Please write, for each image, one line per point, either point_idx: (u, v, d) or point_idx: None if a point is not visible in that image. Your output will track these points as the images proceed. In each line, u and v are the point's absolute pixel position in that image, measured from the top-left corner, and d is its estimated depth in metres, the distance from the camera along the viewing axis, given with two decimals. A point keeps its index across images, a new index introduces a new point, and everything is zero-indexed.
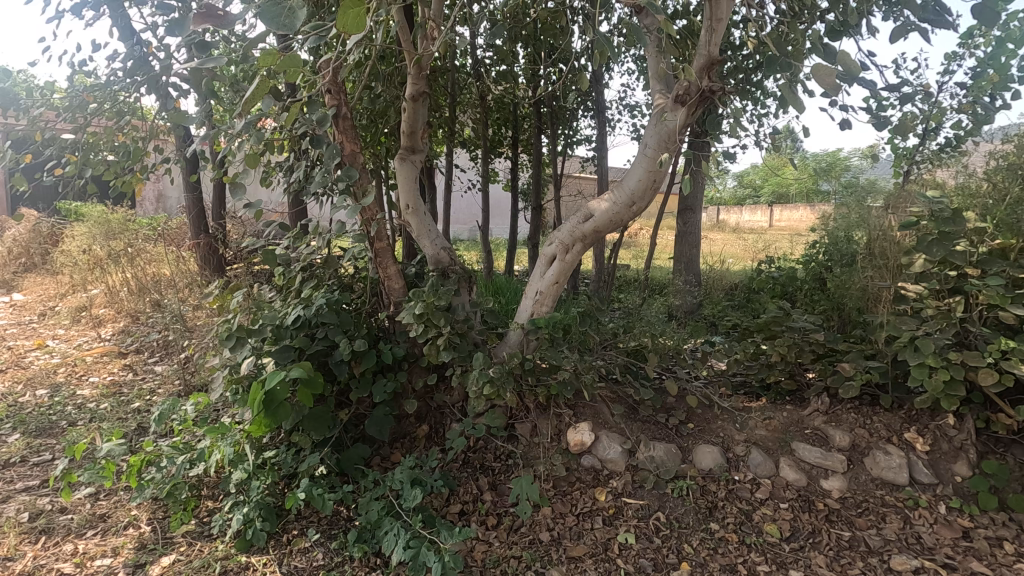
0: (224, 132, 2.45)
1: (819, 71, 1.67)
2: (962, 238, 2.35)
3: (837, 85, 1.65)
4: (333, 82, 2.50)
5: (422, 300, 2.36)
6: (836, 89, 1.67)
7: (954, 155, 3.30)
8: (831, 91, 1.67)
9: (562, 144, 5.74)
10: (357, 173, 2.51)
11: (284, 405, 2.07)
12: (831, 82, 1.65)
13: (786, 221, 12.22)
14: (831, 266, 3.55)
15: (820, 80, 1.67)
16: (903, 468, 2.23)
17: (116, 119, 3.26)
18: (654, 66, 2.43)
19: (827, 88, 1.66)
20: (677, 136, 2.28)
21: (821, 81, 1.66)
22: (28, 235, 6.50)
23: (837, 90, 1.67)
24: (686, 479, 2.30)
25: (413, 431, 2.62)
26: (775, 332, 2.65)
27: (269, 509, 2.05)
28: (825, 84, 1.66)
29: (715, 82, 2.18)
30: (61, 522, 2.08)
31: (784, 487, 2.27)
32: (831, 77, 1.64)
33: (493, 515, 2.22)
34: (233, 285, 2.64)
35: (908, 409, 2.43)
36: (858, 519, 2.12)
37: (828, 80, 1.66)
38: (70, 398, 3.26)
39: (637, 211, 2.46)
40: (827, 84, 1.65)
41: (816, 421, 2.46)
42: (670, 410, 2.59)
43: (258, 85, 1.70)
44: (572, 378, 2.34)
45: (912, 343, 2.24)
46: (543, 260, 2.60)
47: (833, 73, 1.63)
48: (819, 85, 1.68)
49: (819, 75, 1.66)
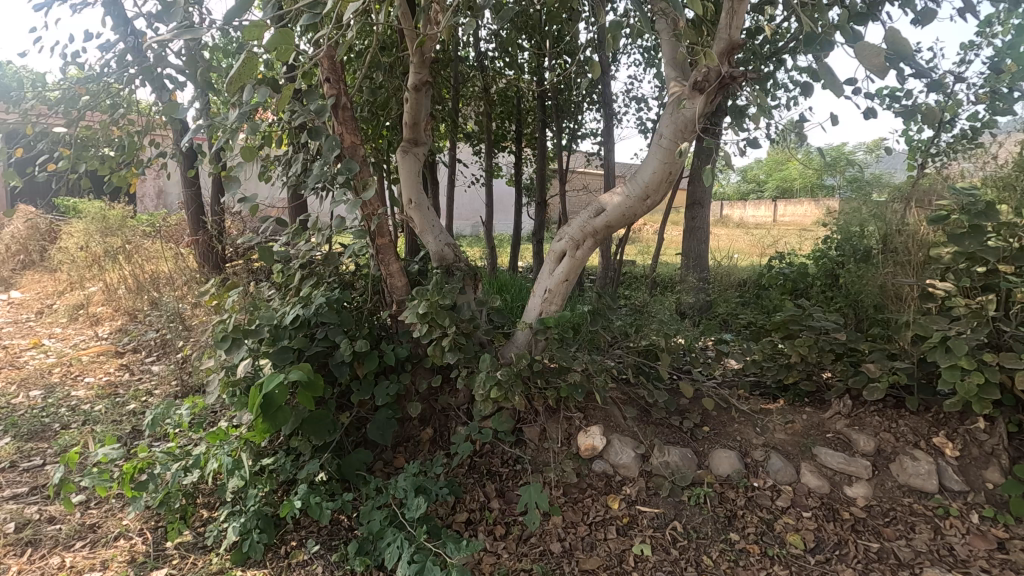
0: (221, 124, 2.37)
1: (864, 51, 1.50)
2: (992, 233, 2.24)
3: (884, 67, 1.48)
4: (333, 70, 2.40)
5: (426, 299, 2.25)
6: (882, 72, 1.50)
7: (970, 147, 3.20)
8: (876, 74, 1.51)
9: (566, 138, 5.62)
10: (358, 166, 2.39)
11: (282, 409, 1.98)
12: (878, 63, 1.48)
13: (791, 216, 12.12)
14: (847, 262, 3.45)
15: (863, 61, 1.51)
16: (932, 475, 2.11)
17: (111, 114, 3.17)
18: (671, 51, 2.30)
19: (872, 70, 1.50)
20: (695, 125, 2.14)
21: (866, 62, 1.49)
22: (26, 232, 6.39)
23: (884, 72, 1.50)
24: (702, 486, 2.19)
25: (418, 435, 2.51)
26: (794, 331, 2.53)
27: (267, 520, 1.94)
28: (870, 65, 1.50)
29: (736, 68, 1.99)
30: (48, 533, 1.98)
31: (807, 495, 2.16)
32: (878, 58, 1.48)
33: (501, 524, 2.12)
34: (230, 283, 2.51)
35: (935, 412, 2.32)
36: (887, 529, 2.01)
37: (874, 62, 1.49)
38: (63, 400, 3.17)
39: (652, 205, 2.33)
40: (871, 66, 1.48)
41: (838, 424, 2.37)
42: (685, 413, 2.50)
43: (243, 63, 1.74)
44: (583, 380, 2.24)
45: (944, 344, 2.12)
46: (552, 257, 2.49)
47: (881, 53, 1.47)
48: (862, 67, 1.51)
49: (863, 55, 1.50)
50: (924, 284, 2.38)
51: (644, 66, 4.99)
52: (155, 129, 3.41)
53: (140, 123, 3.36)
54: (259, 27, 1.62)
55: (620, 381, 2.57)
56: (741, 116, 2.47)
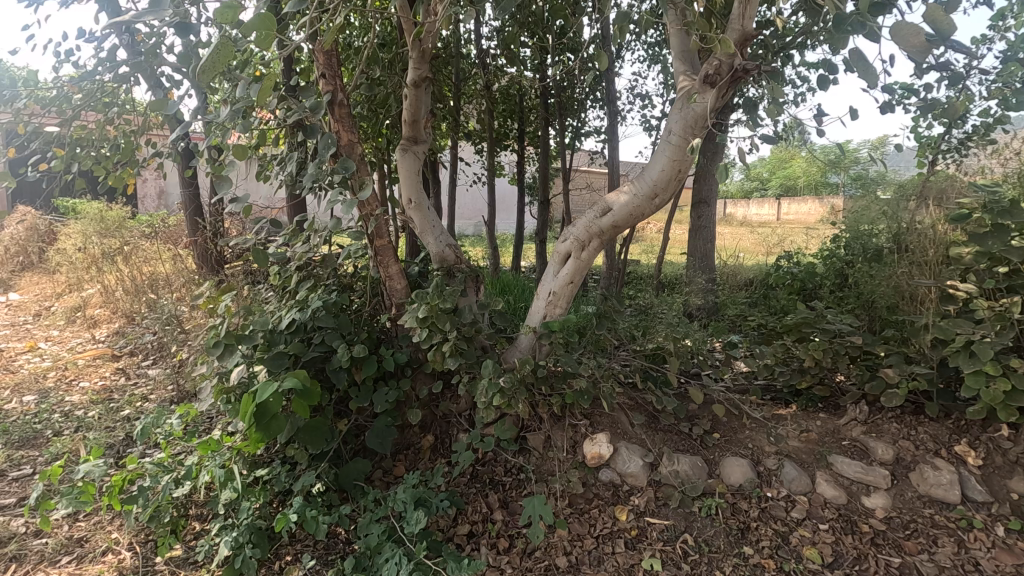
0: (216, 123, 2.27)
1: (902, 31, 1.40)
2: (1015, 232, 2.15)
3: (926, 46, 1.37)
4: (329, 66, 2.32)
5: (425, 302, 2.16)
6: (922, 51, 1.39)
7: (982, 143, 3.13)
8: (917, 54, 1.41)
9: (569, 136, 5.54)
10: (355, 165, 2.29)
11: (277, 417, 1.91)
12: (919, 42, 1.38)
13: (795, 215, 12.02)
14: (859, 262, 3.35)
15: (902, 41, 1.41)
16: (954, 485, 2.02)
17: (106, 115, 3.10)
18: (680, 43, 2.21)
19: (912, 49, 1.39)
20: (706, 120, 2.05)
21: (905, 41, 1.39)
22: (25, 233, 6.35)
23: (925, 52, 1.39)
24: (714, 496, 2.11)
25: (418, 442, 2.44)
26: (807, 335, 2.44)
27: (261, 534, 1.85)
28: (909, 44, 1.39)
29: (749, 60, 1.90)
30: (34, 547, 1.91)
31: (823, 506, 2.07)
32: (919, 37, 1.37)
33: (504, 537, 2.04)
34: (224, 286, 2.43)
35: (955, 418, 2.24)
36: (907, 542, 1.92)
37: (913, 41, 1.39)
38: (57, 406, 3.11)
39: (660, 203, 2.24)
40: (911, 46, 1.38)
41: (854, 431, 2.28)
42: (694, 419, 2.42)
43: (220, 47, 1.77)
44: (589, 387, 2.16)
45: (967, 348, 2.03)
46: (557, 259, 2.40)
47: (921, 32, 1.36)
48: (901, 47, 1.41)
49: (901, 35, 1.40)
50: (944, 285, 2.29)
51: (648, 62, 4.92)
52: (151, 129, 3.34)
53: (136, 124, 3.28)
54: (235, 10, 1.57)
55: (627, 386, 2.49)
56: (753, 109, 2.23)
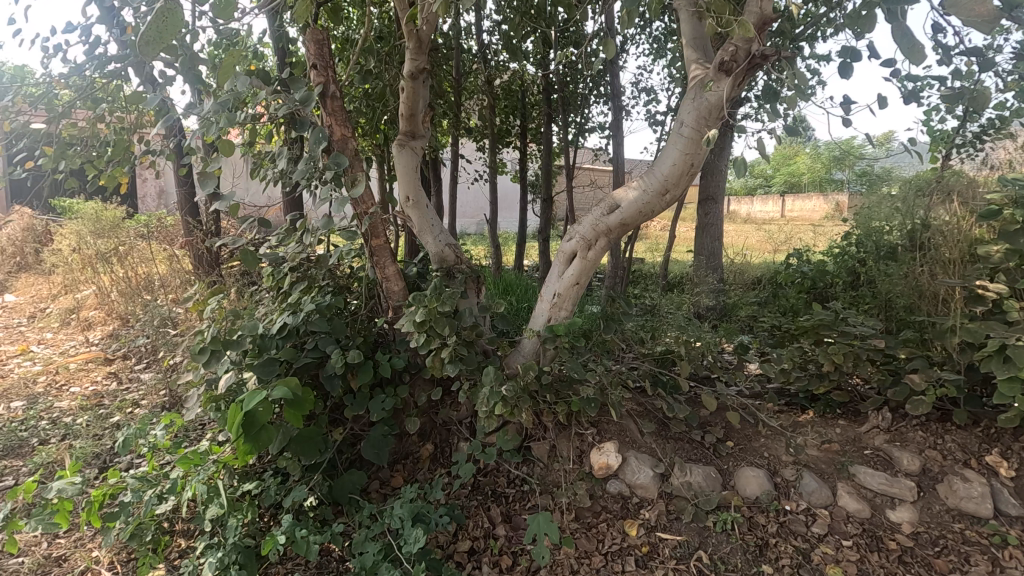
0: (205, 116, 2.16)
1: (963, 1, 1.31)
2: None
3: (994, 14, 1.29)
4: (320, 56, 2.21)
5: (424, 305, 2.06)
6: (988, 20, 1.31)
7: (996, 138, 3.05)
8: (981, 23, 1.32)
9: (573, 132, 5.39)
10: (347, 160, 2.17)
11: (267, 428, 1.80)
12: (986, 11, 1.29)
13: (800, 214, 11.91)
14: (875, 261, 3.23)
15: (965, 11, 1.32)
16: (985, 498, 1.90)
17: (95, 110, 2.96)
18: (692, 30, 2.09)
19: (979, 19, 1.31)
20: (721, 110, 1.92)
21: (970, 11, 1.30)
22: (22, 233, 6.28)
23: (992, 19, 1.31)
24: (728, 510, 1.99)
25: (416, 451, 2.33)
26: (824, 337, 2.31)
27: (248, 553, 1.73)
28: (974, 15, 1.30)
29: (769, 45, 1.78)
30: (10, 567, 1.82)
31: (845, 520, 1.95)
32: (986, 5, 1.28)
33: (507, 554, 1.92)
34: (214, 288, 2.33)
35: (985, 426, 2.12)
36: (938, 560, 1.80)
37: (979, 10, 1.30)
38: (45, 412, 3.02)
39: (671, 200, 2.12)
40: (978, 16, 1.29)
41: (876, 440, 2.17)
42: (707, 427, 2.30)
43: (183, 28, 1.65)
44: (596, 394, 2.04)
45: (1002, 353, 1.91)
46: (562, 258, 2.28)
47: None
48: (965, 18, 1.32)
49: (964, 5, 1.31)
50: (972, 286, 2.16)
51: (654, 55, 4.80)
52: (143, 126, 3.23)
53: (126, 120, 3.17)
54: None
55: (635, 392, 2.38)
56: (773, 98, 2.10)
